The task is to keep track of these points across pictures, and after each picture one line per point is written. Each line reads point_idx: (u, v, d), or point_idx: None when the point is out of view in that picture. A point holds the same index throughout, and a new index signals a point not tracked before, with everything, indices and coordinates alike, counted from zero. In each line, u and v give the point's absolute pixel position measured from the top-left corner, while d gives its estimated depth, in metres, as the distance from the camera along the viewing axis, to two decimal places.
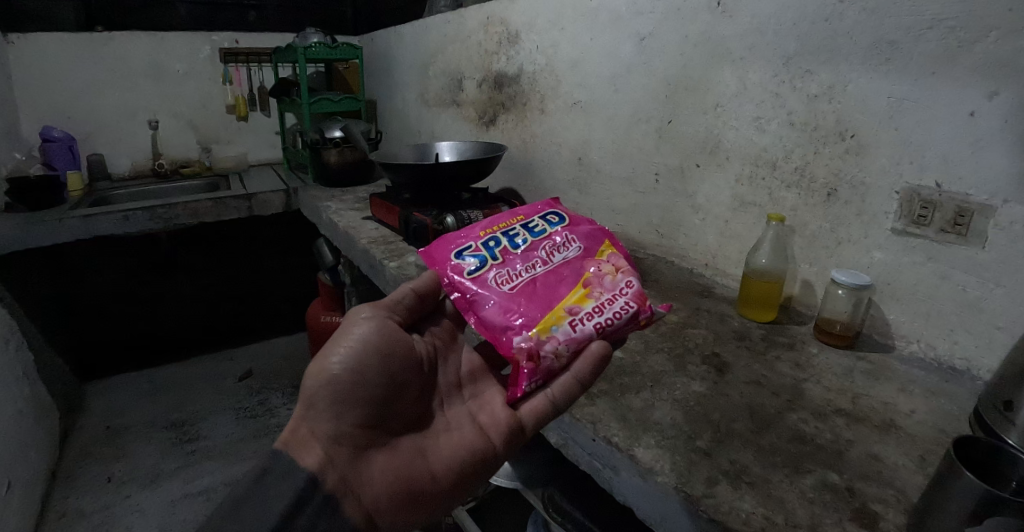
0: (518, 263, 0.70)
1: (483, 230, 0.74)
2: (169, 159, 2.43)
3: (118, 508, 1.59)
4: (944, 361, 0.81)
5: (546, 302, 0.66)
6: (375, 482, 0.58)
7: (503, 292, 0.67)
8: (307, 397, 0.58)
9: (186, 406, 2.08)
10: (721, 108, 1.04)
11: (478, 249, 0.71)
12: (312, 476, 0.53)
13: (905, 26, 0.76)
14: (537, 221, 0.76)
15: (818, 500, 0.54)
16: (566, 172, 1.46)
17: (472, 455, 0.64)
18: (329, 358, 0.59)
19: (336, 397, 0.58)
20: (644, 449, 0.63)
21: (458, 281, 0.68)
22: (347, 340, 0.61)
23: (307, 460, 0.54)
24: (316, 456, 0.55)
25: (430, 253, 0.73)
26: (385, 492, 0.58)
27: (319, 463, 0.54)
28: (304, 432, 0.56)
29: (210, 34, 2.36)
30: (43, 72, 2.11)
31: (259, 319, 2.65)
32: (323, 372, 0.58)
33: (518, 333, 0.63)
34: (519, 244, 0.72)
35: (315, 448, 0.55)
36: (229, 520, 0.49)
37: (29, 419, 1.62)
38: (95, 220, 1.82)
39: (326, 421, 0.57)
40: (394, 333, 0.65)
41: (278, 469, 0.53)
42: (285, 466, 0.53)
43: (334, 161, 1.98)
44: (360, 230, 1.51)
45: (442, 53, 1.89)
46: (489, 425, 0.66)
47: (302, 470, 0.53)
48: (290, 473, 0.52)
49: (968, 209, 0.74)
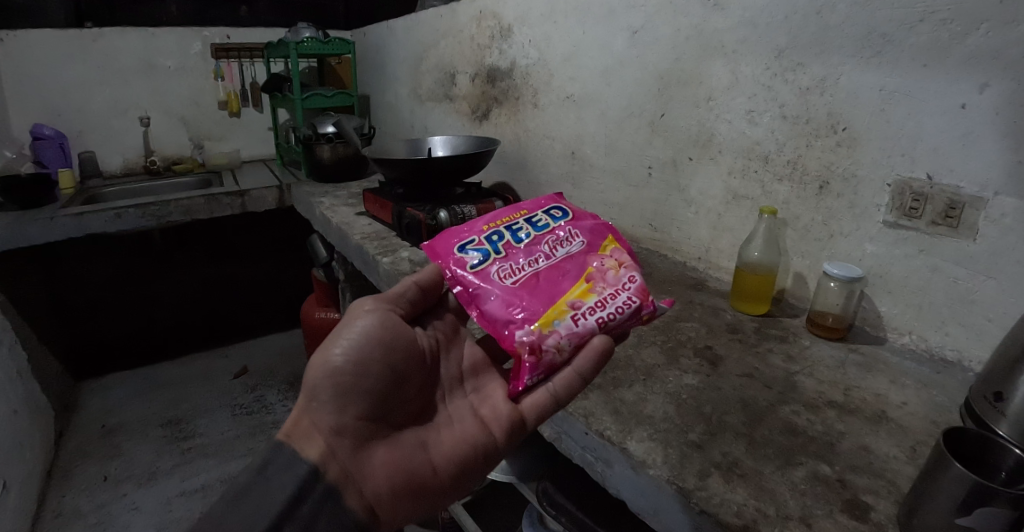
0: (521, 257, 0.70)
1: (487, 224, 0.74)
2: (161, 156, 2.41)
3: (114, 507, 1.58)
4: (935, 353, 0.81)
5: (549, 296, 0.66)
6: (376, 475, 0.58)
7: (506, 286, 0.66)
8: (309, 389, 0.58)
9: (181, 404, 2.07)
10: (713, 101, 1.03)
11: (481, 243, 0.71)
12: (314, 468, 0.53)
13: (896, 19, 0.76)
14: (540, 216, 0.76)
15: (809, 492, 0.55)
16: (559, 166, 1.46)
17: (473, 448, 0.64)
18: (331, 350, 0.59)
19: (339, 389, 0.58)
20: (637, 442, 0.63)
21: (461, 275, 0.68)
22: (350, 332, 0.60)
23: (308, 452, 0.54)
24: (318, 448, 0.55)
25: (434, 247, 0.74)
26: (386, 485, 0.58)
27: (321, 455, 0.55)
28: (306, 424, 0.57)
29: (200, 29, 2.33)
30: (32, 69, 2.08)
31: (254, 316, 2.65)
32: (325, 364, 0.58)
33: (520, 327, 0.63)
34: (522, 238, 0.72)
35: (317, 440, 0.56)
36: (230, 513, 0.49)
37: (23, 419, 1.61)
38: (87, 218, 1.81)
39: (328, 413, 0.57)
40: (396, 326, 0.64)
41: (279, 462, 0.53)
42: (286, 459, 0.54)
43: (328, 157, 1.97)
44: (353, 226, 1.50)
45: (434, 48, 1.88)
46: (490, 419, 0.66)
47: (303, 462, 0.53)
48: (291, 465, 0.53)
49: (959, 201, 0.75)
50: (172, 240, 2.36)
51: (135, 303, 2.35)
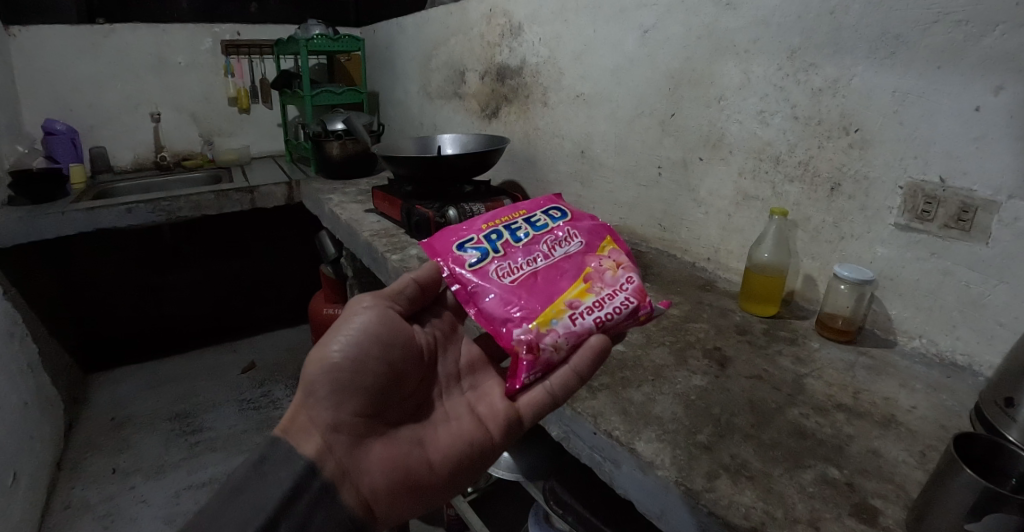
0: (519, 256, 0.70)
1: (485, 224, 0.75)
2: (172, 151, 2.43)
3: (122, 499, 1.61)
4: (945, 357, 0.81)
5: (546, 295, 0.66)
6: (372, 471, 0.59)
7: (504, 284, 0.67)
8: (306, 385, 0.59)
9: (189, 398, 2.09)
10: (724, 101, 1.03)
11: (480, 242, 0.71)
12: (310, 463, 0.54)
13: (911, 20, 0.75)
14: (539, 216, 0.76)
15: (818, 495, 0.55)
16: (568, 165, 1.46)
17: (470, 445, 0.65)
18: (329, 347, 0.59)
19: (336, 386, 0.58)
20: (645, 443, 0.63)
21: (459, 273, 0.68)
22: (348, 329, 0.60)
23: (306, 447, 0.55)
24: (315, 444, 0.56)
25: (432, 245, 0.74)
26: (382, 480, 0.59)
27: (318, 452, 0.56)
28: (303, 420, 0.57)
29: (211, 26, 2.34)
30: (44, 65, 2.10)
31: (262, 311, 2.67)
32: (323, 360, 0.59)
33: (517, 325, 0.63)
34: (520, 238, 0.72)
35: (314, 436, 0.57)
36: (229, 505, 0.50)
37: (35, 411, 1.64)
38: (98, 213, 1.82)
39: (325, 410, 0.58)
40: (395, 323, 0.65)
41: (277, 457, 0.54)
42: (283, 454, 0.54)
43: (337, 154, 1.97)
44: (362, 223, 1.51)
45: (444, 45, 1.88)
46: (487, 417, 0.67)
47: (300, 458, 0.54)
48: (289, 460, 0.54)
49: (972, 204, 0.74)
50: (181, 236, 2.38)
51: (144, 297, 2.37)
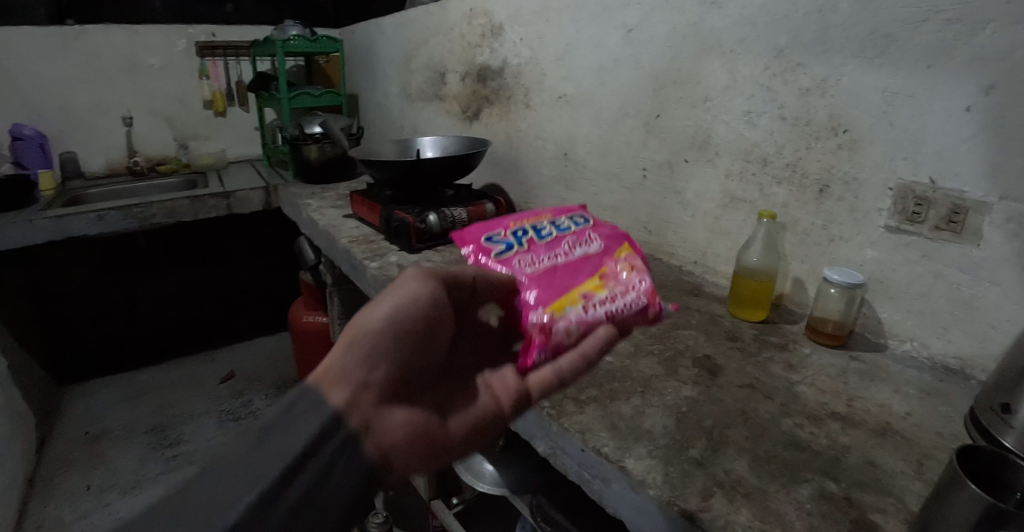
0: (542, 251, 0.71)
1: (514, 222, 0.76)
2: (146, 156, 2.36)
3: (97, 517, 1.54)
4: (937, 360, 0.80)
5: (562, 286, 0.66)
6: (397, 437, 0.47)
7: (525, 274, 0.67)
8: (343, 337, 0.47)
9: (167, 410, 2.02)
10: (711, 102, 1.01)
11: (506, 237, 0.73)
12: (338, 414, 0.42)
13: (900, 18, 0.74)
14: (563, 220, 0.77)
15: (816, 512, 0.52)
16: (552, 168, 1.43)
17: (484, 420, 0.57)
18: (374, 306, 0.48)
19: (377, 345, 0.47)
20: (636, 460, 0.60)
21: (484, 262, 0.70)
22: (398, 291, 0.50)
23: (334, 398, 0.43)
24: (343, 395, 0.44)
25: (462, 237, 0.76)
26: (407, 449, 0.48)
27: (346, 404, 0.43)
28: (334, 369, 0.45)
29: (185, 28, 2.28)
30: (11, 66, 2.02)
31: (241, 318, 2.59)
32: (366, 319, 0.47)
33: (532, 310, 0.62)
34: (544, 236, 0.73)
35: (344, 388, 0.44)
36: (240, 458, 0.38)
37: (3, 427, 1.56)
38: (68, 220, 1.75)
39: (360, 365, 0.46)
40: (445, 295, 0.54)
41: (301, 404, 0.41)
42: (309, 401, 0.42)
43: (315, 157, 1.93)
44: (341, 229, 1.46)
45: (424, 46, 1.84)
46: (498, 390, 0.59)
47: (328, 407, 0.42)
48: (316, 407, 0.42)
49: (963, 206, 0.73)
50: (157, 242, 2.31)
51: (118, 306, 2.29)
